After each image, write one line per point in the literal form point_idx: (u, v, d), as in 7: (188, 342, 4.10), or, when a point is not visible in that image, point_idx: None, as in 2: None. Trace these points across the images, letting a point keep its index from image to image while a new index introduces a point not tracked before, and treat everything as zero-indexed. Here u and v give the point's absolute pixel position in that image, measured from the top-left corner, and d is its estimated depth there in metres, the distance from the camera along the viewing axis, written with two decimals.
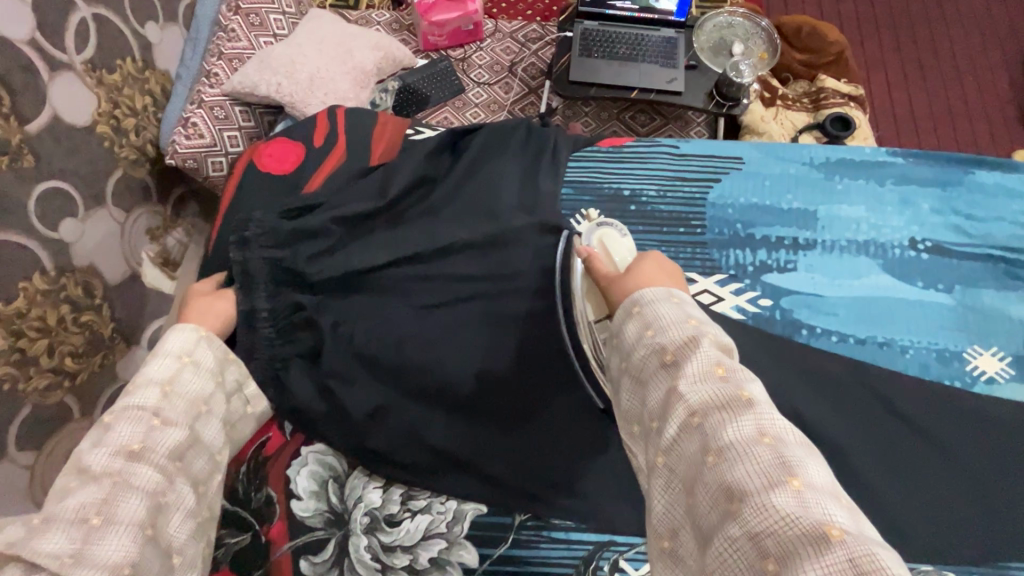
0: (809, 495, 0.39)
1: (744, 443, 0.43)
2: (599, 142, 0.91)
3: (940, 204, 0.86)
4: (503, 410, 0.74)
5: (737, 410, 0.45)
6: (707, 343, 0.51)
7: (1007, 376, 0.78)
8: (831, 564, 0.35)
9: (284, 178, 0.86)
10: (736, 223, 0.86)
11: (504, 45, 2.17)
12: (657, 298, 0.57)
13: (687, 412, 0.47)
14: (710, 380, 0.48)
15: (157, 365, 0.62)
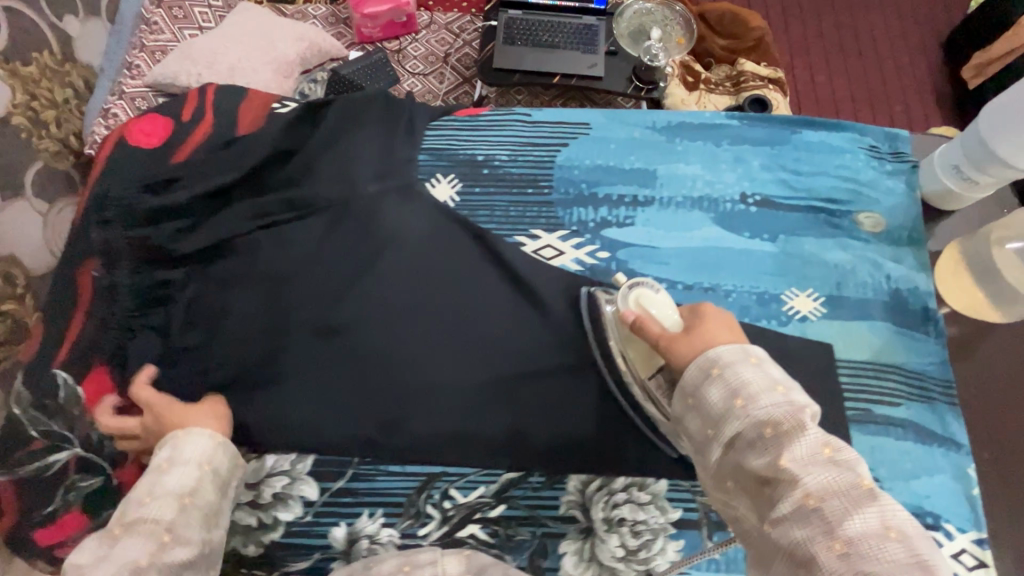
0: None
1: (872, 538, 0.42)
2: (457, 112, 0.97)
3: (769, 161, 0.93)
4: (348, 356, 0.77)
5: (861, 500, 0.44)
6: (808, 418, 0.49)
7: (820, 315, 0.85)
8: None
9: (150, 150, 0.90)
10: (580, 183, 0.92)
11: (437, 37, 2.08)
12: (738, 359, 0.53)
13: (802, 496, 0.45)
14: (824, 465, 0.46)
15: (180, 474, 0.63)
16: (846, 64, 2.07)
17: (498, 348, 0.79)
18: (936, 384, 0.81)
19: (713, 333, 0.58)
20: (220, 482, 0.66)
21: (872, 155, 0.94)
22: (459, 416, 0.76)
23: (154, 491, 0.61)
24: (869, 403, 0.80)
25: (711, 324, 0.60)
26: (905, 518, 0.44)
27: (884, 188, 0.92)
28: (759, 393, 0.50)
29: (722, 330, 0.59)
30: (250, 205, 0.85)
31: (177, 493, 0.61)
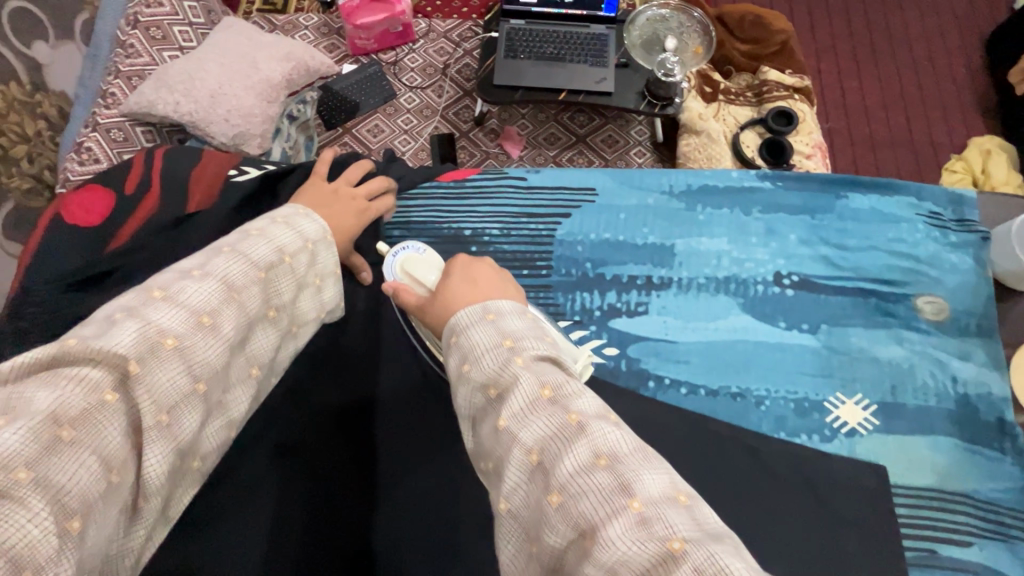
0: (651, 514, 0.31)
1: (580, 472, 0.33)
2: (442, 177, 0.84)
3: (808, 233, 0.79)
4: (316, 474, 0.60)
5: (568, 437, 0.35)
6: (527, 366, 0.38)
7: (871, 428, 0.71)
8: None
9: (89, 230, 0.77)
10: (585, 262, 0.79)
11: (437, 45, 1.75)
12: (473, 319, 0.42)
13: (525, 456, 0.35)
14: (540, 409, 0.36)
15: (277, 235, 0.49)
16: (878, 69, 1.86)
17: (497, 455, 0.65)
18: (1013, 518, 0.67)
19: (455, 294, 0.47)
20: (316, 286, 0.52)
21: (933, 224, 0.79)
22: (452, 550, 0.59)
23: (279, 250, 0.48)
24: (935, 543, 0.66)
25: (456, 280, 0.49)
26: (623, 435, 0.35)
27: (947, 265, 0.77)
28: (482, 353, 0.40)
29: (466, 288, 0.47)
30: None
31: (263, 264, 0.46)
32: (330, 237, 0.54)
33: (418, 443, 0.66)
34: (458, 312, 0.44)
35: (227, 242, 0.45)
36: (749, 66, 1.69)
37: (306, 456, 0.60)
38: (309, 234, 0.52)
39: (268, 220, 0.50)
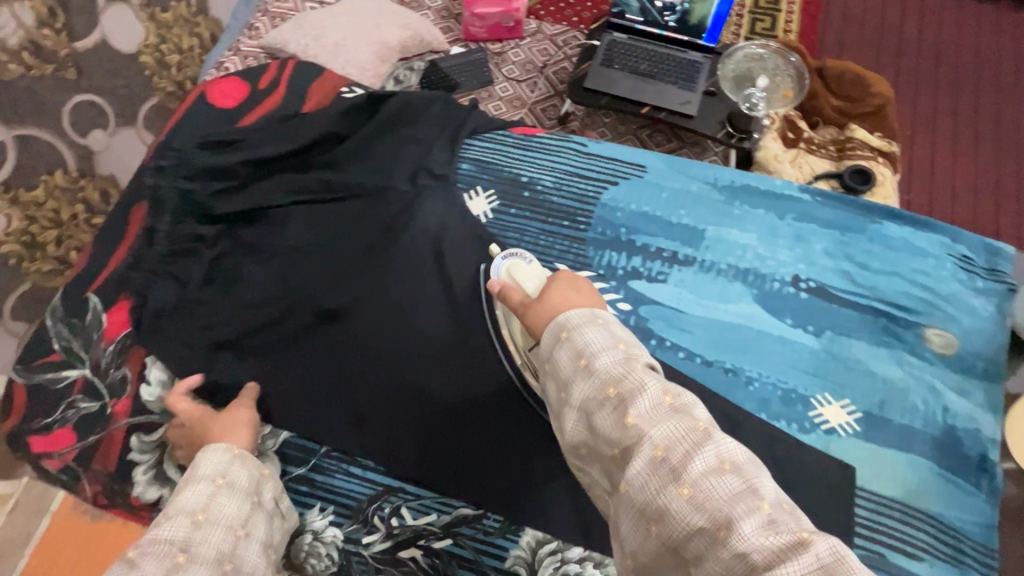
0: (719, 451, 0.44)
1: (708, 472, 0.43)
2: (513, 128, 0.95)
3: (834, 247, 0.84)
4: (340, 340, 0.80)
5: (671, 407, 0.47)
6: (642, 372, 0.50)
7: (850, 432, 0.74)
8: (801, 561, 0.38)
9: (223, 110, 0.94)
10: (620, 226, 0.87)
11: (540, 47, 1.86)
12: (585, 321, 0.54)
13: (653, 450, 0.45)
14: (662, 410, 0.46)
15: (192, 495, 0.62)
16: (976, 151, 1.81)
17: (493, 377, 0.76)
18: (972, 547, 0.69)
19: (555, 303, 0.60)
20: (255, 497, 0.66)
21: (961, 267, 0.82)
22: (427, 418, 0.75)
23: (193, 516, 0.60)
24: (886, 547, 0.69)
25: (560, 285, 0.62)
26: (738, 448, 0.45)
27: (966, 306, 0.80)
28: (598, 354, 0.51)
29: (577, 296, 0.60)
30: (291, 181, 0.88)
31: (197, 511, 0.61)
32: (237, 448, 0.68)
33: (415, 329, 0.80)
34: (569, 311, 0.56)
35: (163, 516, 0.61)
36: (838, 121, 1.69)
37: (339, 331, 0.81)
38: (230, 458, 0.66)
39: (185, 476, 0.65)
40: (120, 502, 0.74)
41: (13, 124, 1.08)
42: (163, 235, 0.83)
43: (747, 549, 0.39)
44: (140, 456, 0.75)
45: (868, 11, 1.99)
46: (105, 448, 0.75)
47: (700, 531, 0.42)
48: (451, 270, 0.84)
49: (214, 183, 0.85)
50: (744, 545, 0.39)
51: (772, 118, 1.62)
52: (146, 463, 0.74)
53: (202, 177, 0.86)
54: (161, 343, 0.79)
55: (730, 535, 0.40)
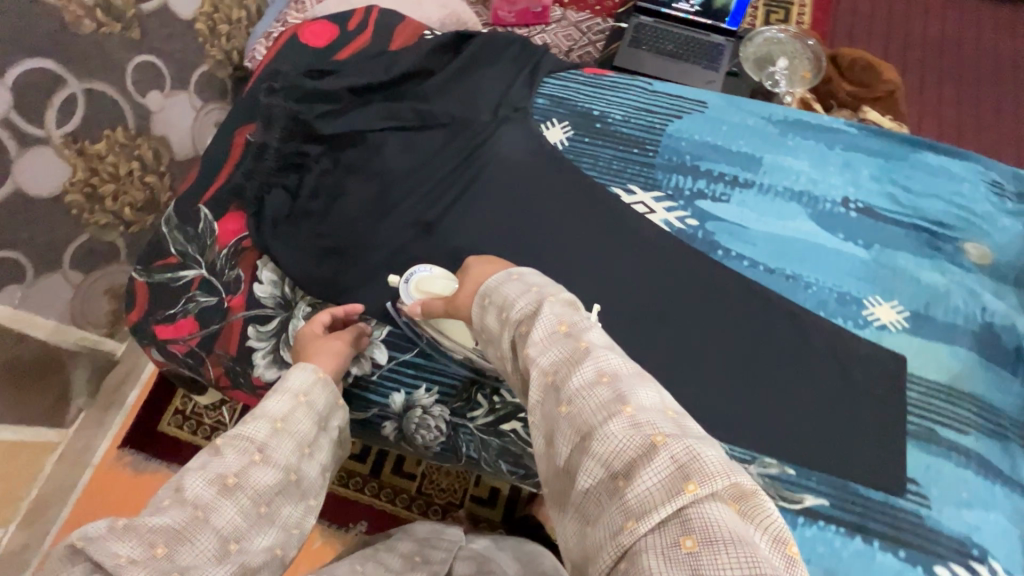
0: (641, 417, 0.45)
1: (586, 387, 0.48)
2: (584, 69, 1.03)
3: (880, 173, 0.93)
4: (439, 247, 0.88)
5: (578, 360, 0.50)
6: (549, 306, 0.57)
7: (900, 327, 0.83)
8: (657, 468, 0.42)
9: (315, 48, 1.02)
10: (685, 154, 0.96)
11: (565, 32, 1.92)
12: (502, 281, 0.64)
13: (544, 375, 0.51)
14: (557, 341, 0.53)
15: (275, 403, 0.66)
16: (977, 134, 1.93)
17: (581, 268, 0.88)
18: (1010, 423, 0.78)
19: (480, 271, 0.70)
20: (322, 423, 0.69)
21: (993, 191, 0.92)
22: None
23: (272, 420, 0.64)
24: (934, 424, 0.77)
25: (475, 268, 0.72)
26: (622, 364, 0.50)
27: (997, 223, 0.89)
28: (514, 301, 0.60)
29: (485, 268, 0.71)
30: (386, 110, 0.96)
31: (276, 418, 0.64)
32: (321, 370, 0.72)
33: (514, 238, 0.89)
34: (488, 278, 0.66)
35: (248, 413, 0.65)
36: (852, 106, 1.79)
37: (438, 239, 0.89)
38: (313, 379, 0.70)
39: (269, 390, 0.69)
40: (242, 382, 0.81)
41: (87, 75, 1.03)
42: (272, 152, 0.90)
43: (679, 532, 0.39)
44: (258, 343, 0.82)
45: (877, 3, 2.11)
46: (226, 336, 0.82)
47: (627, 509, 0.42)
48: (533, 192, 0.93)
49: (319, 105, 0.93)
50: (606, 450, 0.45)
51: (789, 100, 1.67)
52: (265, 348, 0.82)
53: (307, 102, 0.93)
54: (273, 244, 0.85)
55: (660, 514, 0.40)
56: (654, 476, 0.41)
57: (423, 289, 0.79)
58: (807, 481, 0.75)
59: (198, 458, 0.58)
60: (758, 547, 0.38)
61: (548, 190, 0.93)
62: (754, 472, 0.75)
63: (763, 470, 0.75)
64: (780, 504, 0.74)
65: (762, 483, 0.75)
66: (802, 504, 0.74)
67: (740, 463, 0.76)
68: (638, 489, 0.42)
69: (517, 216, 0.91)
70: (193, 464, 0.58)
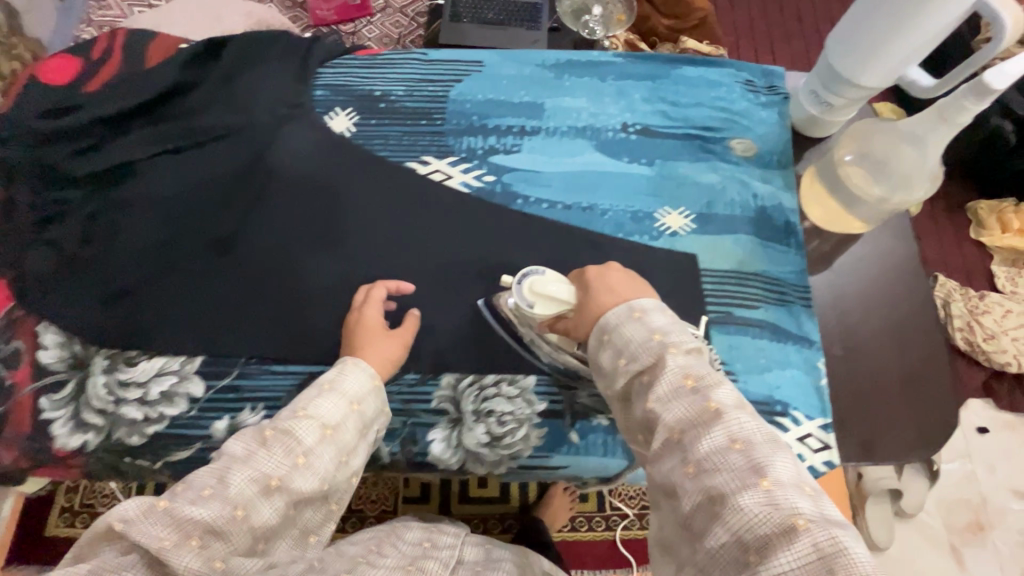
0: (779, 493, 0.44)
1: (717, 452, 0.46)
2: (357, 52, 1.02)
3: (649, 94, 0.99)
4: (238, 263, 0.85)
5: (707, 423, 0.48)
6: (673, 355, 0.53)
7: (689, 230, 0.90)
8: (797, 551, 0.41)
9: (56, 86, 0.93)
10: (472, 115, 0.98)
11: (393, 19, 1.80)
12: (622, 319, 0.57)
13: (668, 430, 0.50)
14: (683, 397, 0.50)
15: (335, 405, 0.63)
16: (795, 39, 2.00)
17: (392, 244, 0.88)
18: (793, 289, 0.87)
19: (603, 301, 0.62)
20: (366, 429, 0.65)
21: (748, 89, 1.01)
22: (334, 305, 0.83)
23: (324, 425, 0.60)
24: (731, 307, 0.85)
25: (595, 289, 0.65)
26: (759, 428, 0.48)
27: (757, 117, 0.98)
28: (637, 346, 0.55)
29: (606, 297, 0.62)
30: (150, 134, 0.89)
31: (327, 423, 0.61)
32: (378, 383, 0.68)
33: (317, 236, 0.88)
34: (607, 315, 0.60)
35: (302, 403, 0.62)
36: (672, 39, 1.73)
37: (238, 254, 0.85)
38: (366, 384, 0.67)
39: (329, 384, 0.66)
40: (45, 459, 0.74)
41: None
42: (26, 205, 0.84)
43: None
44: (54, 413, 0.75)
45: None
46: (15, 416, 0.75)
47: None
48: (329, 186, 0.91)
49: (64, 144, 0.86)
50: (741, 518, 0.43)
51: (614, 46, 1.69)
52: (64, 417, 0.75)
53: (54, 140, 0.87)
54: (55, 305, 0.79)
55: None
56: (794, 560, 0.40)
57: (534, 291, 0.72)
58: None
59: (244, 447, 0.55)
60: None
61: (347, 181, 0.92)
62: (584, 396, 0.78)
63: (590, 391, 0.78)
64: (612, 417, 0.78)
65: (592, 403, 0.78)
66: None
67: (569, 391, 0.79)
68: (777, 566, 0.41)
69: (317, 212, 0.89)
70: (239, 448, 0.55)
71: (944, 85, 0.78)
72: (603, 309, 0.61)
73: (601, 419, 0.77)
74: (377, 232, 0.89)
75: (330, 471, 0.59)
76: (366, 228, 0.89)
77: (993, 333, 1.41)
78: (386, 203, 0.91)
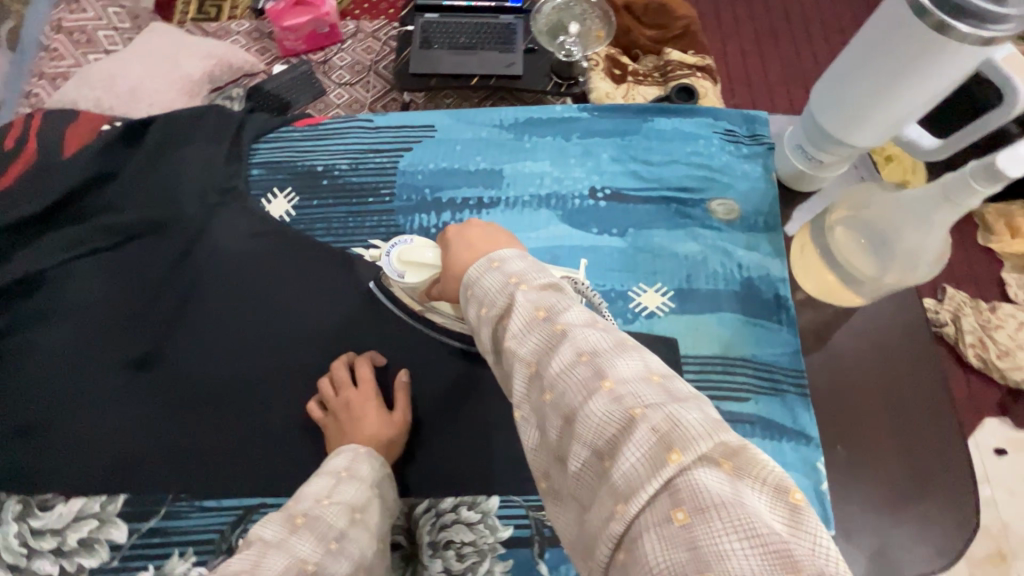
0: (624, 389, 0.35)
1: (567, 370, 0.37)
2: (296, 121, 0.92)
3: (618, 153, 0.90)
4: (165, 381, 0.76)
5: (555, 345, 0.38)
6: (523, 292, 0.43)
7: (667, 310, 0.81)
8: (637, 443, 0.32)
9: None
10: (424, 188, 0.88)
11: (366, 44, 1.39)
12: (481, 271, 0.46)
13: (525, 368, 0.40)
14: (536, 329, 0.40)
15: (347, 489, 0.59)
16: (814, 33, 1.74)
17: (339, 346, 0.79)
18: (786, 375, 0.78)
19: (461, 260, 0.51)
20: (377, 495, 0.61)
21: (727, 140, 0.91)
22: (275, 424, 0.75)
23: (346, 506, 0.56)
24: (717, 399, 0.76)
25: (455, 247, 0.53)
26: (606, 334, 0.39)
27: (739, 172, 0.88)
28: (495, 292, 0.44)
29: (466, 254, 0.51)
30: (62, 237, 0.80)
31: (355, 507, 0.57)
32: (387, 468, 0.65)
33: (253, 342, 0.78)
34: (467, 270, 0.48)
35: (322, 492, 0.57)
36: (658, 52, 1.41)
37: (162, 372, 0.76)
38: (379, 469, 0.64)
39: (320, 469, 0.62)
40: None
41: None
42: None
43: (669, 502, 0.30)
44: None
45: None
46: None
47: (615, 492, 0.32)
48: (266, 281, 0.82)
49: None
50: (588, 428, 0.35)
51: (593, 62, 1.34)
52: None
53: None
54: None
55: (648, 492, 0.31)
56: (632, 453, 0.32)
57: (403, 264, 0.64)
58: None
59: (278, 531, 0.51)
60: (760, 517, 0.29)
61: (284, 271, 0.82)
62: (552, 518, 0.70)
63: None
64: None
65: None
66: None
67: (536, 513, 0.70)
68: (623, 466, 0.32)
69: (251, 313, 0.80)
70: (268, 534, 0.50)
71: (948, 147, 0.69)
72: (463, 269, 0.50)
73: None
74: (319, 330, 0.80)
75: (366, 550, 0.54)
76: (307, 328, 0.80)
77: (1007, 349, 1.24)
78: (331, 296, 0.81)
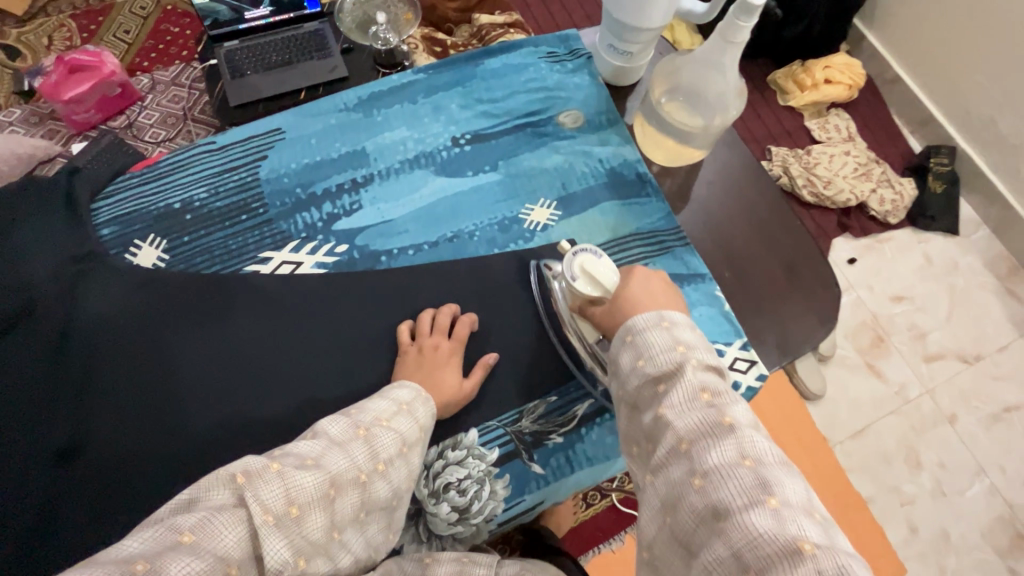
0: (761, 465, 0.43)
1: (701, 424, 0.46)
2: (133, 169, 0.88)
3: (464, 100, 0.96)
4: (92, 467, 0.69)
5: (695, 399, 0.47)
6: (679, 347, 0.52)
7: (556, 219, 0.89)
8: (768, 518, 0.39)
9: None
10: (295, 188, 0.88)
11: (171, 94, 1.28)
12: (650, 324, 0.54)
13: (660, 408, 0.49)
14: (677, 376, 0.49)
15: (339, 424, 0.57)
16: None
17: (269, 362, 0.77)
18: (668, 234, 0.90)
19: (637, 295, 0.63)
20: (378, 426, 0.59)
21: (552, 60, 1.00)
22: (232, 460, 0.71)
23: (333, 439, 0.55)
24: None
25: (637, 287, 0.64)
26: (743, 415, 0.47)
27: (572, 85, 0.98)
28: (645, 330, 0.54)
29: (645, 299, 0.62)
30: None
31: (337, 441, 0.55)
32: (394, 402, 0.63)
33: (175, 393, 0.74)
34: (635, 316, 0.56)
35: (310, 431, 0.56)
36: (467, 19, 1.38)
37: (86, 460, 0.69)
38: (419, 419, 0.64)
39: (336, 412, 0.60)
40: None
41: None
42: None
43: (793, 539, 0.38)
44: None
45: None
46: None
47: (728, 540, 0.39)
48: (164, 329, 0.77)
49: None
50: (716, 479, 0.42)
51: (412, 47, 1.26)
52: None
53: None
54: None
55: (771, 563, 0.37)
56: (763, 523, 0.39)
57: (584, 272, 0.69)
58: (570, 395, 0.79)
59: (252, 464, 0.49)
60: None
61: (183, 314, 0.78)
62: (528, 424, 0.77)
63: (532, 417, 0.77)
64: (562, 432, 0.77)
65: (538, 428, 0.77)
66: (577, 417, 0.78)
67: (513, 426, 0.77)
68: (746, 533, 0.39)
69: (162, 367, 0.75)
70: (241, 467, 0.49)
71: (712, 10, 0.84)
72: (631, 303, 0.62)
73: (554, 439, 0.76)
74: (242, 355, 0.77)
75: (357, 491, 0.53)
76: (229, 358, 0.77)
77: (828, 179, 1.49)
78: (243, 319, 0.79)
